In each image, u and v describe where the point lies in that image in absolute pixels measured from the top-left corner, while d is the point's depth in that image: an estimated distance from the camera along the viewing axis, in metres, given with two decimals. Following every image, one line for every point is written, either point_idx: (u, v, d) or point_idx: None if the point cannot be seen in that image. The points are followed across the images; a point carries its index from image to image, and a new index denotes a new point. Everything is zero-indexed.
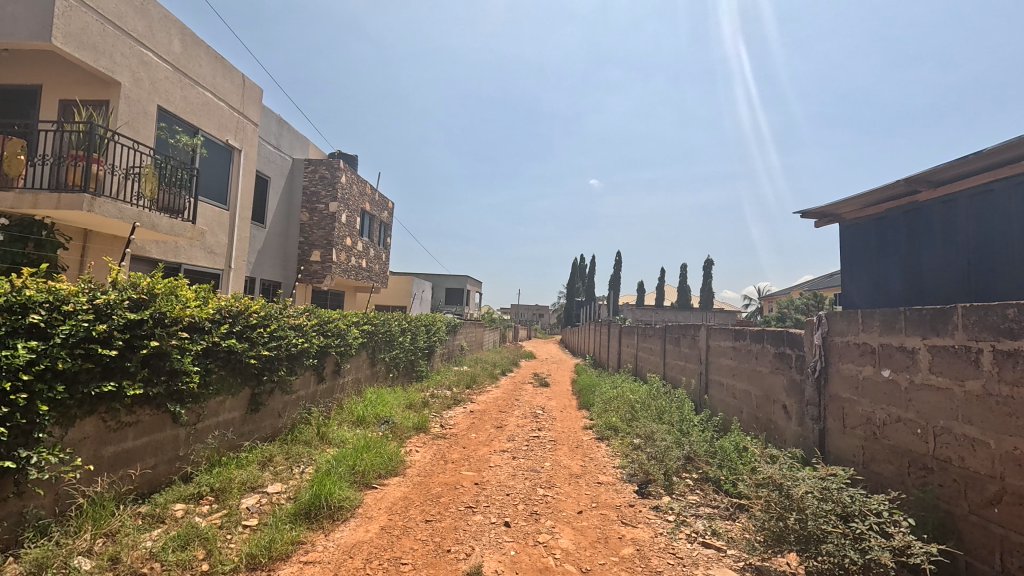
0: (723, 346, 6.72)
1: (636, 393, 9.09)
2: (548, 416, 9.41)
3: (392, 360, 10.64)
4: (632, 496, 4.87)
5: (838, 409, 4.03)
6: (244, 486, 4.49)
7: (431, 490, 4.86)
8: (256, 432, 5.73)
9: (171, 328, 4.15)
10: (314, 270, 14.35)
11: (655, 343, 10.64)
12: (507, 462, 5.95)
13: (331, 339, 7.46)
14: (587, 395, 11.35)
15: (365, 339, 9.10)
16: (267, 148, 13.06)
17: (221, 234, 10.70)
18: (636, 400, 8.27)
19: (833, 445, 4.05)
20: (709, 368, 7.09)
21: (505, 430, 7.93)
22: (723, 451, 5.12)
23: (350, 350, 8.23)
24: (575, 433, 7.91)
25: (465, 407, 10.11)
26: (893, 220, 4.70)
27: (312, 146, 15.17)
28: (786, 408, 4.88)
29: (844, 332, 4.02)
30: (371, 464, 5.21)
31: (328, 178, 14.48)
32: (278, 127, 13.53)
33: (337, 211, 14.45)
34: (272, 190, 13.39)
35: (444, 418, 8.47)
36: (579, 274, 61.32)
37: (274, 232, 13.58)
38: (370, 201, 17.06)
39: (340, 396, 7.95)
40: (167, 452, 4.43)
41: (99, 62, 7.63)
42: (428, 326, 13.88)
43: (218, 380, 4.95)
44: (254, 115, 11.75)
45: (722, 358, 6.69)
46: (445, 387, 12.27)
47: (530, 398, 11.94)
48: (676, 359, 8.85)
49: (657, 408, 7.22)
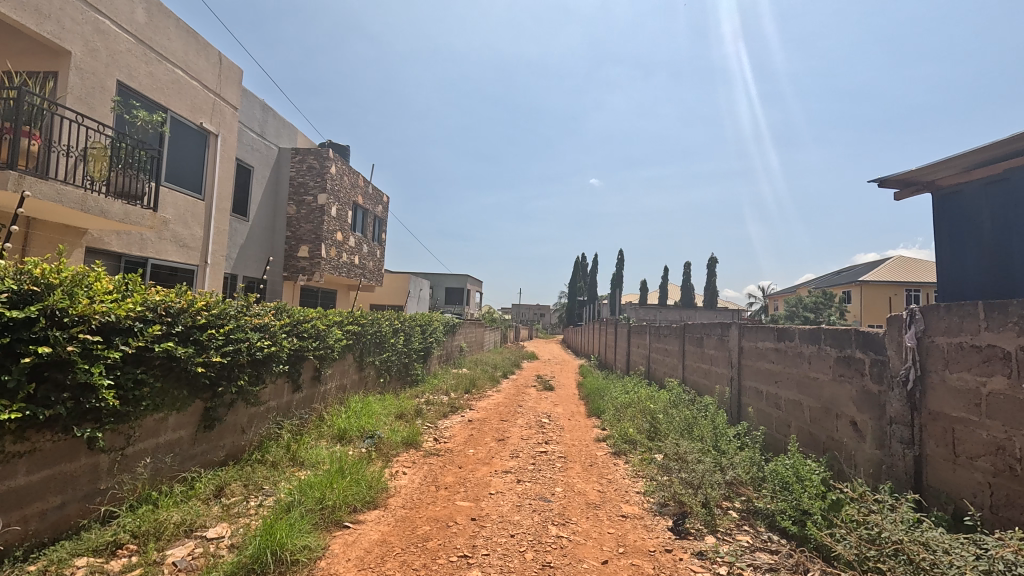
0: (761, 349, 5.79)
1: (653, 400, 8.12)
2: (556, 426, 8.46)
3: (382, 364, 9.70)
4: (667, 536, 3.91)
5: (944, 432, 3.10)
6: (179, 530, 3.56)
7: (417, 531, 3.89)
8: (209, 453, 4.81)
9: (77, 331, 3.22)
10: (302, 267, 13.40)
11: (672, 344, 9.69)
12: (510, 488, 4.99)
13: (310, 341, 6.54)
14: (596, 400, 10.40)
15: (351, 341, 8.17)
16: (249, 136, 12.13)
17: (195, 226, 9.80)
18: (656, 409, 7.31)
19: (937, 479, 3.11)
20: (743, 374, 6.15)
21: (508, 443, 6.98)
22: (777, 479, 4.17)
23: (333, 354, 7.29)
24: (586, 447, 6.96)
25: (463, 415, 9.17)
26: (1012, 186, 3.78)
27: (300, 135, 14.22)
28: (858, 427, 3.93)
29: (954, 332, 3.08)
30: (345, 494, 4.25)
31: (318, 168, 13.51)
32: (261, 112, 12.60)
33: (326, 204, 13.49)
34: (255, 181, 12.47)
35: (438, 430, 7.52)
36: (581, 272, 60.37)
37: (258, 226, 12.67)
38: (363, 194, 16.10)
39: (320, 407, 7.01)
40: (83, 486, 3.50)
41: (43, 27, 6.66)
42: (424, 326, 12.92)
43: (155, 394, 4.02)
44: (233, 98, 10.83)
45: (761, 362, 5.75)
46: (442, 392, 11.32)
47: (534, 404, 10.98)
48: (699, 362, 7.89)
49: (684, 420, 6.26)
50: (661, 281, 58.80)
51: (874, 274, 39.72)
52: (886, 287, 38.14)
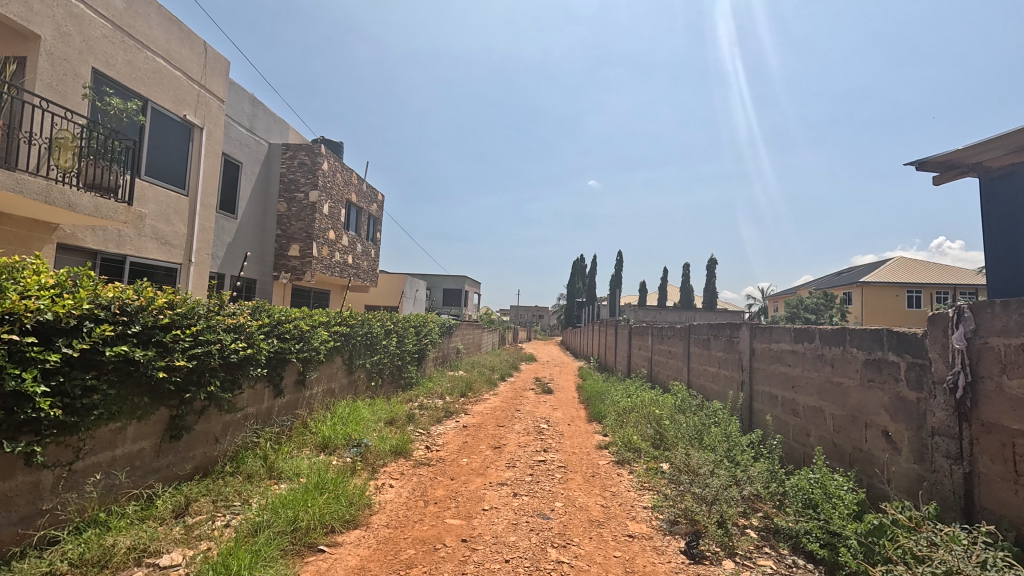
0: (775, 351, 5.40)
1: (658, 405, 7.72)
2: (555, 432, 8.05)
3: (373, 367, 9.29)
4: (680, 560, 3.51)
5: (1001, 446, 2.70)
6: (130, 556, 3.15)
7: (400, 555, 3.47)
8: (175, 466, 4.39)
9: (4, 331, 2.81)
10: (293, 267, 12.98)
11: (676, 345, 9.30)
12: (506, 503, 4.59)
13: (293, 343, 6.13)
14: (597, 404, 10.00)
15: (339, 344, 7.75)
16: (238, 130, 11.72)
17: (178, 223, 9.38)
18: (661, 415, 6.90)
19: (993, 500, 2.72)
20: (755, 378, 5.76)
21: (505, 451, 6.57)
22: (799, 495, 3.78)
23: (318, 357, 6.88)
24: (588, 456, 6.55)
25: (458, 420, 8.75)
26: None
27: (291, 131, 13.82)
28: (891, 438, 3.54)
29: (1014, 332, 2.68)
30: (323, 512, 3.83)
31: (309, 164, 13.09)
32: (250, 106, 12.21)
33: (318, 201, 13.07)
34: (244, 178, 12.06)
35: (431, 437, 7.11)
36: (580, 274, 60.02)
37: (247, 224, 12.26)
38: (356, 192, 15.68)
39: (304, 414, 6.59)
40: (20, 507, 3.08)
41: (9, 8, 6.25)
42: (419, 327, 12.50)
43: (109, 402, 3.61)
44: (219, 90, 10.41)
45: (775, 366, 5.36)
46: (437, 396, 10.91)
47: (532, 409, 10.56)
48: (706, 365, 7.50)
49: (692, 428, 5.87)
50: (660, 282, 58.42)
51: (876, 275, 39.39)
52: (888, 288, 37.81)
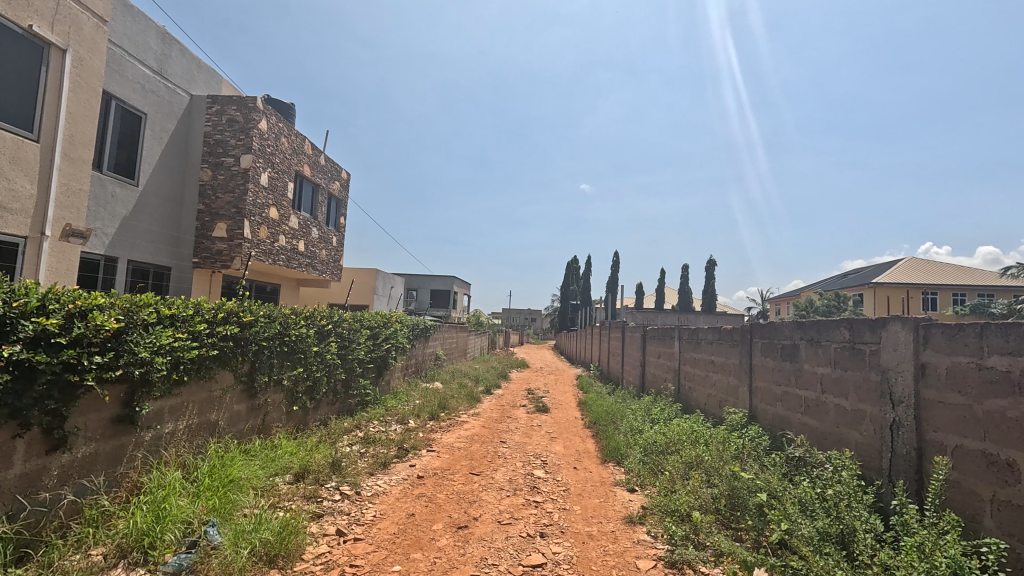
0: (997, 377, 2.75)
1: (715, 449, 5.02)
2: (557, 486, 5.35)
3: (296, 384, 6.53)
4: None
5: None
6: None
7: None
8: None
9: None
10: (219, 252, 10.17)
11: (725, 353, 6.61)
12: None
13: (86, 357, 3.36)
14: (609, 433, 7.32)
15: (221, 353, 4.97)
16: (140, 71, 8.96)
17: (19, 179, 6.59)
18: (734, 473, 4.19)
19: None
20: (940, 420, 3.08)
21: (473, 541, 3.84)
22: None
23: (164, 375, 4.10)
24: (613, 546, 3.83)
25: (413, 463, 6.00)
26: None
27: (223, 82, 11.03)
28: None
29: None
30: None
31: (241, 122, 10.25)
32: (157, 42, 9.40)
33: (252, 167, 10.26)
34: (149, 134, 9.30)
35: (357, 510, 4.33)
36: (575, 275, 57.49)
37: (153, 196, 9.46)
38: (310, 164, 12.89)
39: (118, 484, 3.80)
40: None
41: None
42: (379, 329, 9.72)
43: None
44: (99, 4, 7.61)
45: (1005, 406, 2.69)
46: (395, 421, 8.17)
47: (522, 438, 7.83)
48: (795, 386, 4.81)
49: (820, 516, 3.14)
50: (659, 284, 56.01)
51: (889, 275, 37.00)
52: (903, 288, 35.53)
